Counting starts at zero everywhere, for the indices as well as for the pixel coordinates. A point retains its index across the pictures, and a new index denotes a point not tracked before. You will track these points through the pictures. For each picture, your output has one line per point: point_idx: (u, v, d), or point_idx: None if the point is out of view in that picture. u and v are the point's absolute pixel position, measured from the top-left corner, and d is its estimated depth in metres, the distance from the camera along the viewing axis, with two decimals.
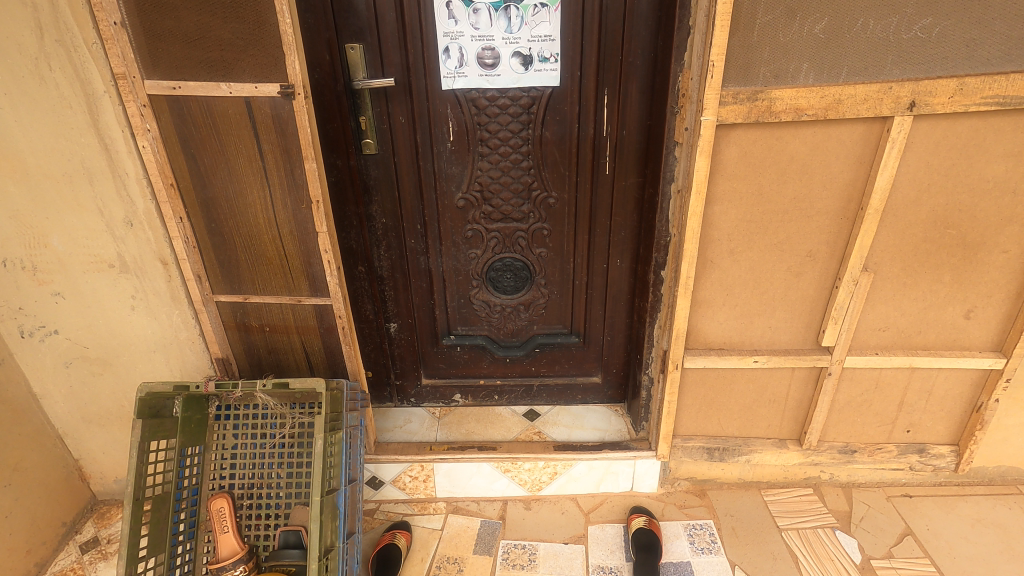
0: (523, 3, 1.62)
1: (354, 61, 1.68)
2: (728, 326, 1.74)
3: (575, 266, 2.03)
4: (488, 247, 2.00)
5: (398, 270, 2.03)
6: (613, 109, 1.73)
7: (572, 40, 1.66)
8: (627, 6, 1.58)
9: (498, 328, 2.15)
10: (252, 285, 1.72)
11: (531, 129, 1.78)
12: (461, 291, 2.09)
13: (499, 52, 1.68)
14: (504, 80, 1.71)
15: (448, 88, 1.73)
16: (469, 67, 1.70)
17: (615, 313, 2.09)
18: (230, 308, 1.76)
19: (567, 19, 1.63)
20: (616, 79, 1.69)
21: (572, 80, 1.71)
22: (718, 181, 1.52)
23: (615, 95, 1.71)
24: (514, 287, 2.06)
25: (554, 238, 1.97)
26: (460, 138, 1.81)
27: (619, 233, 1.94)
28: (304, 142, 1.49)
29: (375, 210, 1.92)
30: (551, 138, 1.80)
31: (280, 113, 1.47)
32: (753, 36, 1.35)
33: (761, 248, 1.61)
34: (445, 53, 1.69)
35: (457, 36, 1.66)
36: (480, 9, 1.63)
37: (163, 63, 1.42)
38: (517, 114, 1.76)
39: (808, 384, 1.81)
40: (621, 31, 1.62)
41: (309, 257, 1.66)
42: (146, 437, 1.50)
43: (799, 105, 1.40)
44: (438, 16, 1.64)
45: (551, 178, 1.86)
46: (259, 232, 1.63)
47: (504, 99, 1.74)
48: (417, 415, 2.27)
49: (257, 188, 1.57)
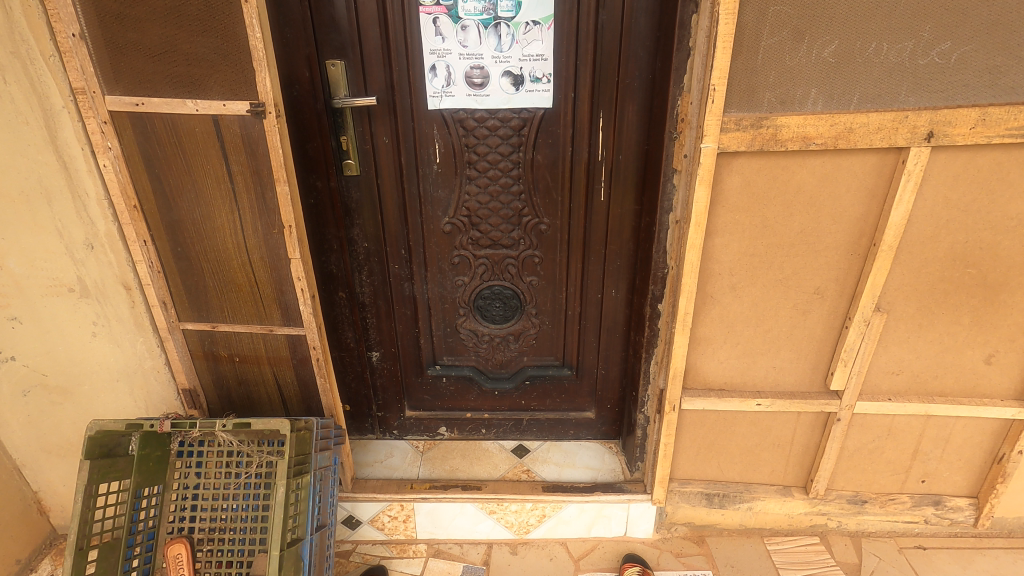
0: (514, 20, 1.54)
1: (335, 77, 1.59)
2: (729, 366, 1.62)
3: (568, 296, 1.92)
4: (475, 274, 1.89)
5: (381, 296, 1.92)
6: (606, 132, 1.64)
7: (565, 59, 1.57)
8: (623, 27, 1.51)
9: (486, 359, 2.04)
10: (221, 313, 1.60)
11: (522, 152, 1.69)
12: (447, 319, 1.97)
13: (489, 71, 1.59)
14: (493, 100, 1.62)
15: (434, 107, 1.64)
16: (456, 86, 1.61)
17: (609, 345, 1.98)
18: (197, 337, 1.65)
19: (560, 38, 1.55)
20: (611, 100, 1.60)
21: (566, 101, 1.62)
22: (719, 212, 1.42)
23: (610, 118, 1.62)
24: (503, 315, 1.95)
25: (545, 266, 1.87)
26: (447, 160, 1.71)
27: (614, 262, 1.83)
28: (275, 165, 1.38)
29: (357, 233, 1.82)
30: (543, 162, 1.70)
31: (250, 133, 1.36)
32: (756, 58, 1.26)
33: (765, 283, 1.50)
34: (431, 71, 1.60)
35: (444, 54, 1.58)
36: (468, 26, 1.55)
37: (126, 77, 1.32)
38: (507, 136, 1.67)
39: (815, 429, 1.68)
40: (618, 50, 1.54)
41: (282, 284, 1.55)
42: (94, 479, 1.39)
43: (808, 133, 1.30)
44: (425, 33, 1.55)
45: (543, 203, 1.77)
46: (227, 257, 1.52)
47: (494, 120, 1.65)
48: (400, 448, 2.14)
49: (225, 210, 1.46)
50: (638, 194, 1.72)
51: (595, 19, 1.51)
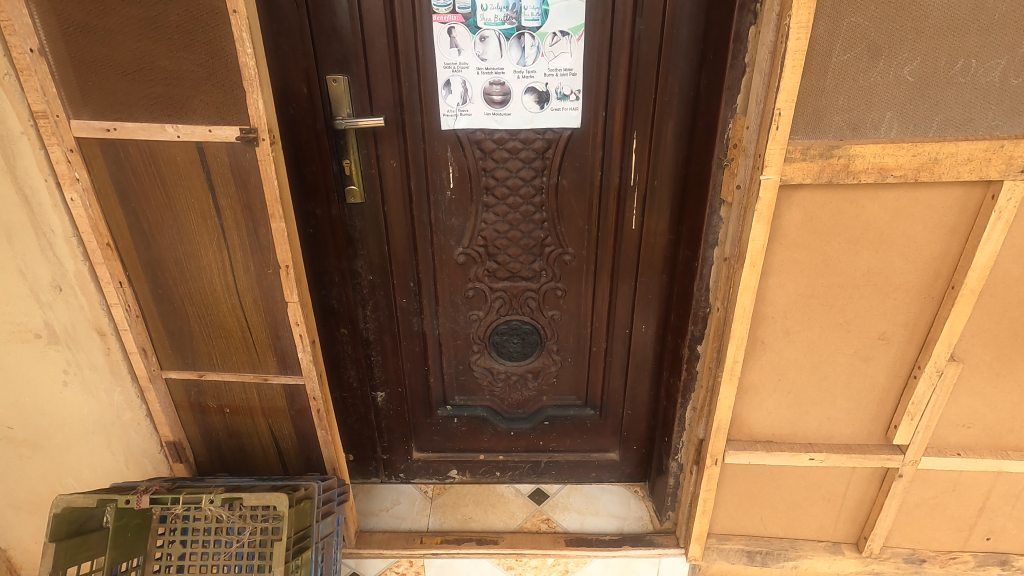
0: (540, 30, 1.36)
1: (337, 94, 1.41)
2: (779, 416, 1.46)
3: (593, 331, 1.74)
4: (491, 308, 1.71)
5: (387, 332, 1.74)
6: (639, 155, 1.47)
7: (597, 75, 1.40)
8: (662, 39, 1.34)
9: (502, 398, 1.87)
10: (209, 361, 1.42)
11: (545, 176, 1.52)
12: (460, 356, 1.80)
13: (510, 87, 1.42)
14: (514, 120, 1.45)
15: (448, 127, 1.46)
16: (473, 104, 1.43)
17: (636, 384, 1.81)
18: (182, 386, 1.46)
19: (590, 50, 1.38)
20: (647, 120, 1.43)
21: (595, 121, 1.45)
22: (776, 250, 1.25)
23: (644, 139, 1.45)
24: (521, 352, 1.78)
25: (569, 300, 1.70)
26: (461, 186, 1.54)
27: (644, 295, 1.66)
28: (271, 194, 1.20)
29: (360, 265, 1.64)
30: (569, 187, 1.53)
31: (240, 162, 1.18)
32: (827, 79, 1.09)
33: (824, 328, 1.34)
34: (446, 87, 1.42)
35: (461, 68, 1.40)
36: (488, 37, 1.37)
37: (95, 98, 1.14)
38: (529, 159, 1.49)
39: (871, 484, 1.52)
40: (656, 65, 1.37)
41: (277, 329, 1.37)
42: (62, 563, 1.20)
43: (885, 164, 1.13)
44: (439, 44, 1.38)
45: (568, 232, 1.59)
46: (215, 300, 1.33)
47: (515, 142, 1.47)
48: (407, 494, 1.97)
49: (212, 249, 1.27)
50: (673, 222, 1.55)
51: (631, 30, 1.34)
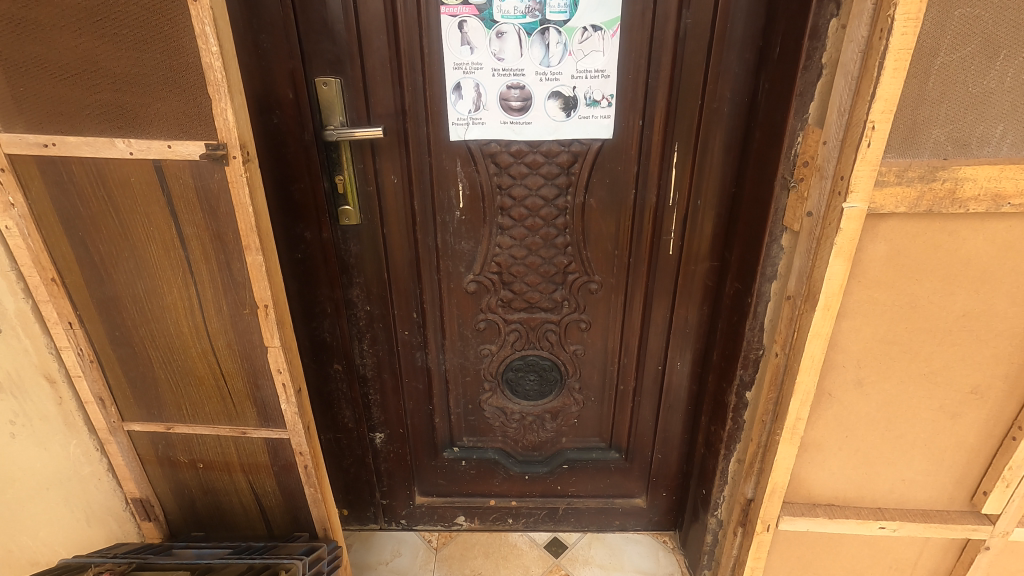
0: (567, 24, 1.15)
1: (328, 100, 1.20)
2: (844, 478, 1.25)
3: (620, 368, 1.54)
4: (505, 342, 1.50)
5: (386, 369, 1.54)
6: (680, 171, 1.27)
7: (633, 77, 1.19)
8: (713, 35, 1.13)
9: (516, 440, 1.66)
10: (178, 412, 1.21)
11: (571, 195, 1.30)
12: (469, 394, 1.59)
13: (531, 91, 1.21)
14: (536, 130, 1.24)
15: (458, 138, 1.26)
16: (488, 111, 1.22)
17: (669, 426, 1.60)
18: (149, 439, 1.26)
19: (627, 48, 1.17)
20: (691, 130, 1.22)
21: (630, 131, 1.24)
22: (852, 289, 1.04)
23: (687, 152, 1.25)
24: (538, 391, 1.57)
25: (594, 333, 1.49)
26: (473, 205, 1.33)
27: (681, 328, 1.46)
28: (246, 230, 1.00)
29: (356, 294, 1.43)
30: (597, 207, 1.33)
31: (207, 184, 0.97)
32: (932, 83, 0.88)
33: (905, 379, 1.12)
34: (456, 91, 1.21)
35: (473, 69, 1.19)
36: (505, 32, 1.16)
37: (30, 108, 0.94)
38: (553, 175, 1.28)
39: (949, 553, 1.31)
40: (704, 65, 1.16)
41: (257, 377, 1.16)
42: None
43: (1001, 189, 0.92)
44: (448, 41, 1.17)
45: (594, 257, 1.39)
46: (182, 344, 1.13)
47: (536, 155, 1.26)
48: (409, 544, 1.77)
49: (177, 285, 1.07)
50: (717, 247, 1.34)
51: (677, 24, 1.13)
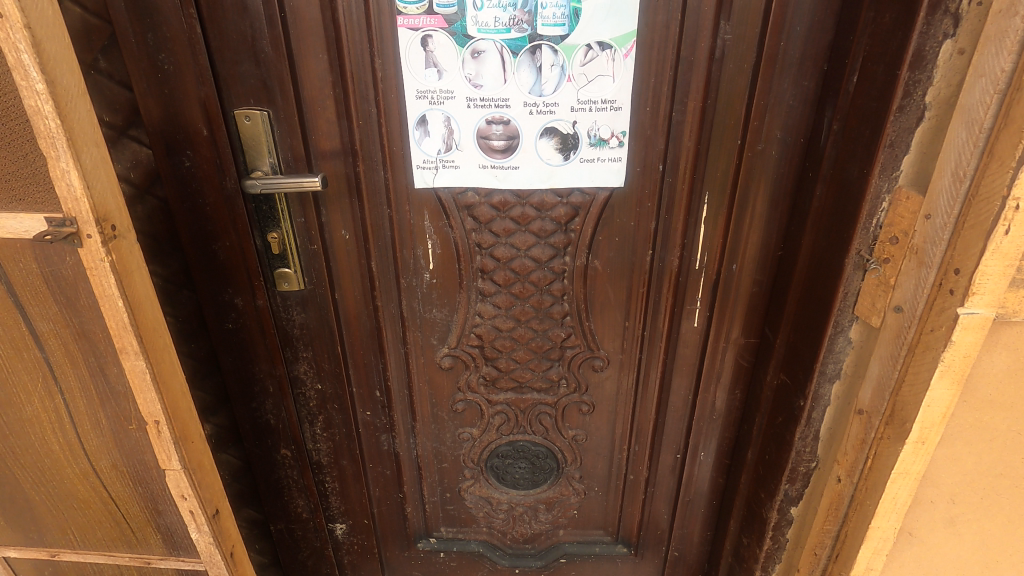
0: (566, 41, 0.86)
1: (251, 138, 0.92)
2: None
3: (630, 456, 1.26)
4: (489, 425, 1.23)
5: (345, 454, 1.26)
6: (709, 228, 0.99)
7: (652, 109, 0.91)
8: (760, 57, 0.85)
9: (503, 533, 1.38)
10: (62, 537, 0.95)
11: (569, 255, 1.03)
12: (446, 481, 1.32)
13: (518, 128, 0.92)
14: (524, 176, 0.95)
15: (425, 184, 0.98)
16: (462, 152, 0.94)
17: (688, 522, 1.32)
18: (31, 565, 0.99)
19: (644, 72, 0.88)
20: (726, 177, 0.95)
21: (647, 177, 0.96)
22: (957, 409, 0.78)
23: (719, 205, 0.97)
24: (530, 479, 1.29)
25: (598, 416, 1.21)
26: (446, 266, 1.05)
27: (706, 413, 1.18)
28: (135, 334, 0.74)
29: (303, 371, 1.15)
30: (603, 270, 1.05)
31: (59, 268, 0.71)
32: None
33: (1013, 520, 0.84)
34: (420, 126, 0.93)
35: (442, 98, 0.91)
36: (483, 51, 0.87)
37: None
38: (546, 231, 1.00)
39: None
40: (746, 96, 0.89)
41: (157, 501, 0.89)
42: None
43: None
44: (408, 62, 0.88)
45: (600, 329, 1.11)
46: (55, 462, 0.86)
47: (525, 207, 0.98)
48: None
49: (38, 393, 0.80)
50: (755, 320, 1.07)
51: (711, 41, 0.85)
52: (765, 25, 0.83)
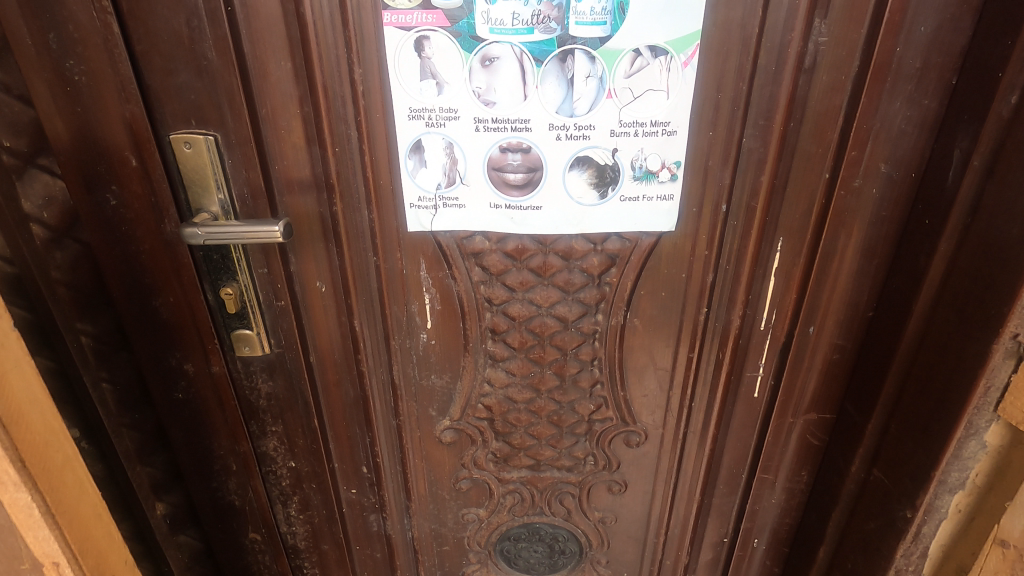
0: (607, 45, 0.65)
1: (190, 170, 0.71)
2: None
3: (668, 540, 1.05)
4: (499, 506, 1.02)
5: (325, 538, 1.05)
6: (781, 282, 0.78)
7: (717, 134, 0.70)
8: (865, 68, 0.64)
9: None
10: None
11: (602, 313, 0.82)
12: (446, 566, 1.11)
13: (541, 157, 0.71)
14: (548, 218, 0.74)
15: (421, 227, 0.77)
16: (469, 187, 0.73)
17: None
18: None
19: (709, 87, 0.67)
20: (808, 220, 0.74)
21: (706, 219, 0.75)
22: None
23: (796, 254, 0.76)
24: (547, 566, 1.08)
25: (631, 496, 1.00)
26: (447, 325, 0.84)
27: (763, 497, 0.97)
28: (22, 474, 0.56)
29: (273, 446, 0.94)
30: (643, 330, 0.84)
31: None
32: None
33: None
34: (414, 155, 0.72)
35: (443, 119, 0.69)
36: (497, 58, 0.66)
37: None
38: (574, 285, 0.79)
39: None
40: (842, 118, 0.68)
41: None
42: None
43: None
44: (397, 72, 0.67)
45: (637, 398, 0.90)
46: None
47: (548, 256, 0.77)
48: None
49: None
50: (831, 392, 0.85)
51: (801, 47, 0.64)
52: (876, 25, 0.63)
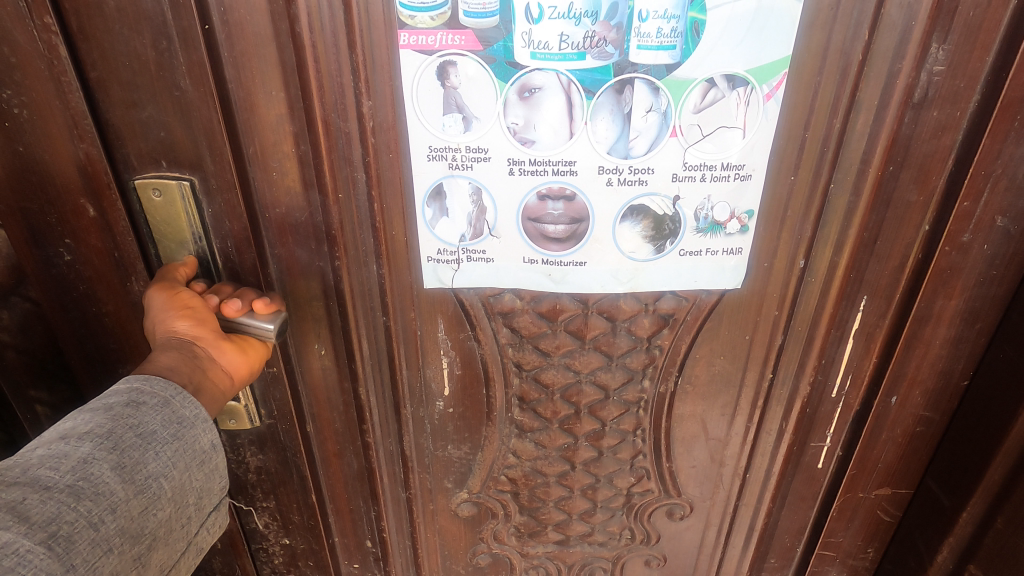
0: (676, 73, 0.53)
1: (162, 220, 0.59)
2: None
3: None
4: None
5: None
6: (862, 346, 0.67)
7: (799, 180, 0.58)
8: (986, 105, 0.53)
9: None
10: None
11: (649, 378, 0.70)
12: None
13: (588, 205, 0.59)
14: (593, 276, 0.63)
15: (440, 285, 0.64)
16: (499, 240, 0.61)
17: None
18: None
19: (794, 123, 0.55)
20: (899, 278, 0.63)
21: (778, 275, 0.63)
22: None
23: (881, 316, 0.65)
24: None
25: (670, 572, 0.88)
26: (468, 392, 0.72)
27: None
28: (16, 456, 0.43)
29: (264, 521, 0.82)
30: (695, 397, 0.72)
31: None
32: None
33: None
34: (434, 202, 0.59)
35: (470, 159, 0.57)
36: (539, 88, 0.53)
37: None
38: (619, 349, 0.68)
39: None
40: (951, 162, 0.57)
41: None
42: None
43: None
44: (415, 104, 0.55)
45: (683, 469, 0.78)
46: None
47: (591, 317, 0.65)
48: None
49: None
50: (907, 463, 0.75)
51: (912, 80, 0.53)
52: (1004, 53, 0.51)
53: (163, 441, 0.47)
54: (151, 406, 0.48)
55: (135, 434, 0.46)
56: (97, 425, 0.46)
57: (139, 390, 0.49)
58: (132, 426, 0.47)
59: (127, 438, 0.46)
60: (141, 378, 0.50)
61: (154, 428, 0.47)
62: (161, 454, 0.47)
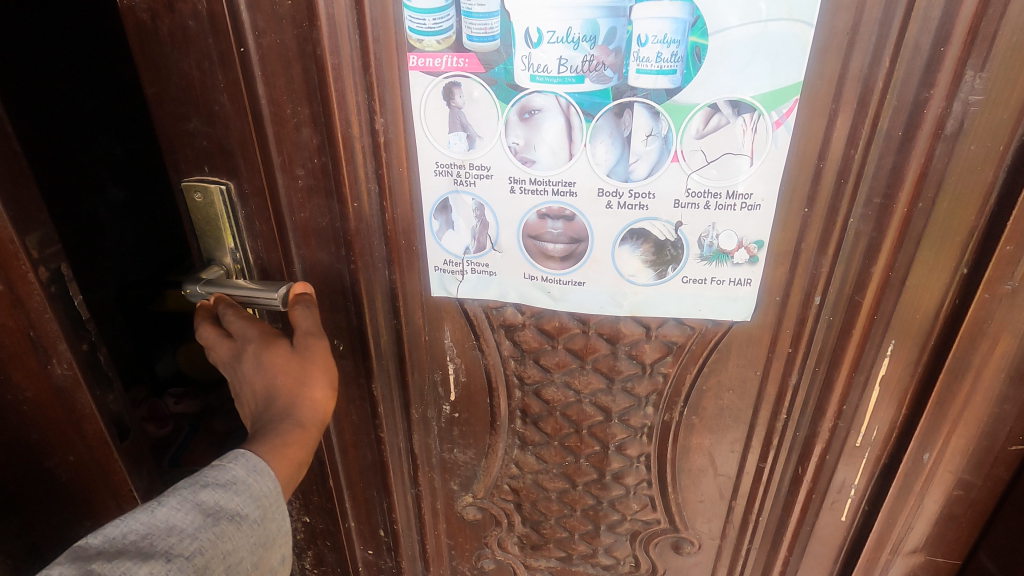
0: (676, 96, 0.52)
1: (206, 220, 0.65)
2: None
3: None
4: None
5: None
6: (888, 393, 0.62)
7: (815, 211, 0.55)
8: None
9: None
10: None
11: (653, 405, 0.69)
12: None
13: (587, 225, 0.59)
14: (592, 296, 0.62)
15: (447, 293, 0.67)
16: (501, 254, 0.63)
17: None
18: None
19: (806, 152, 0.53)
20: (932, 323, 0.57)
21: (794, 310, 0.60)
22: None
23: (911, 362, 0.59)
24: None
25: None
26: (473, 399, 0.74)
27: None
28: (124, 546, 0.44)
29: (289, 499, 0.89)
30: (702, 429, 0.70)
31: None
32: None
33: None
34: (440, 214, 0.62)
35: (473, 176, 0.59)
36: (538, 109, 0.54)
37: None
38: (622, 371, 0.67)
39: None
40: (992, 199, 0.51)
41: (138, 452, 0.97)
42: None
43: None
44: (423, 122, 0.58)
45: (689, 503, 0.75)
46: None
47: (592, 337, 0.65)
48: None
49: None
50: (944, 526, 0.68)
51: (944, 109, 0.48)
52: None
53: (240, 563, 0.48)
54: (237, 517, 0.49)
55: (224, 554, 0.47)
56: (191, 532, 0.46)
57: (236, 489, 0.50)
58: (225, 548, 0.47)
59: (217, 557, 0.46)
60: (259, 472, 0.51)
61: (238, 550, 0.48)
62: (236, 574, 0.48)
